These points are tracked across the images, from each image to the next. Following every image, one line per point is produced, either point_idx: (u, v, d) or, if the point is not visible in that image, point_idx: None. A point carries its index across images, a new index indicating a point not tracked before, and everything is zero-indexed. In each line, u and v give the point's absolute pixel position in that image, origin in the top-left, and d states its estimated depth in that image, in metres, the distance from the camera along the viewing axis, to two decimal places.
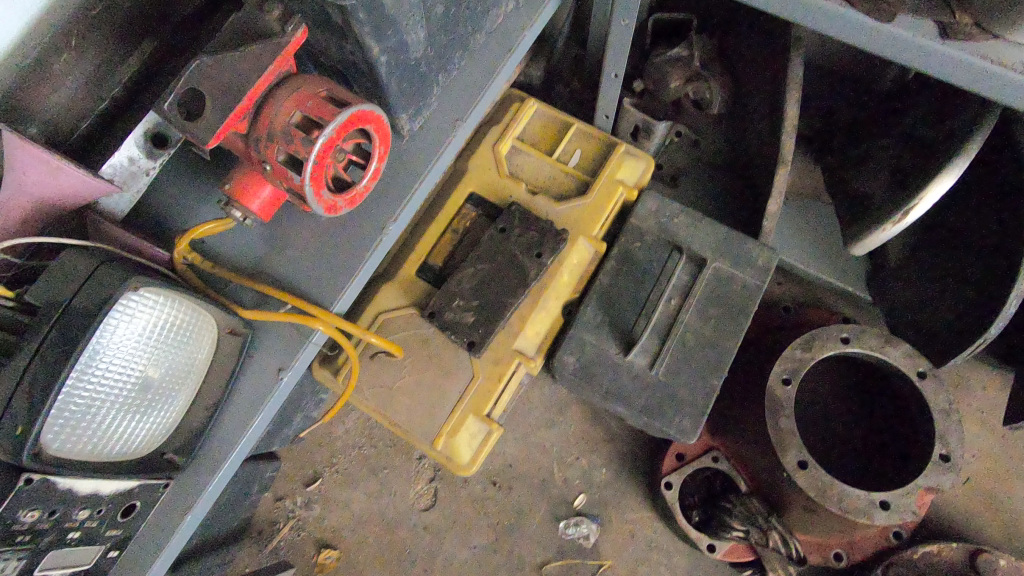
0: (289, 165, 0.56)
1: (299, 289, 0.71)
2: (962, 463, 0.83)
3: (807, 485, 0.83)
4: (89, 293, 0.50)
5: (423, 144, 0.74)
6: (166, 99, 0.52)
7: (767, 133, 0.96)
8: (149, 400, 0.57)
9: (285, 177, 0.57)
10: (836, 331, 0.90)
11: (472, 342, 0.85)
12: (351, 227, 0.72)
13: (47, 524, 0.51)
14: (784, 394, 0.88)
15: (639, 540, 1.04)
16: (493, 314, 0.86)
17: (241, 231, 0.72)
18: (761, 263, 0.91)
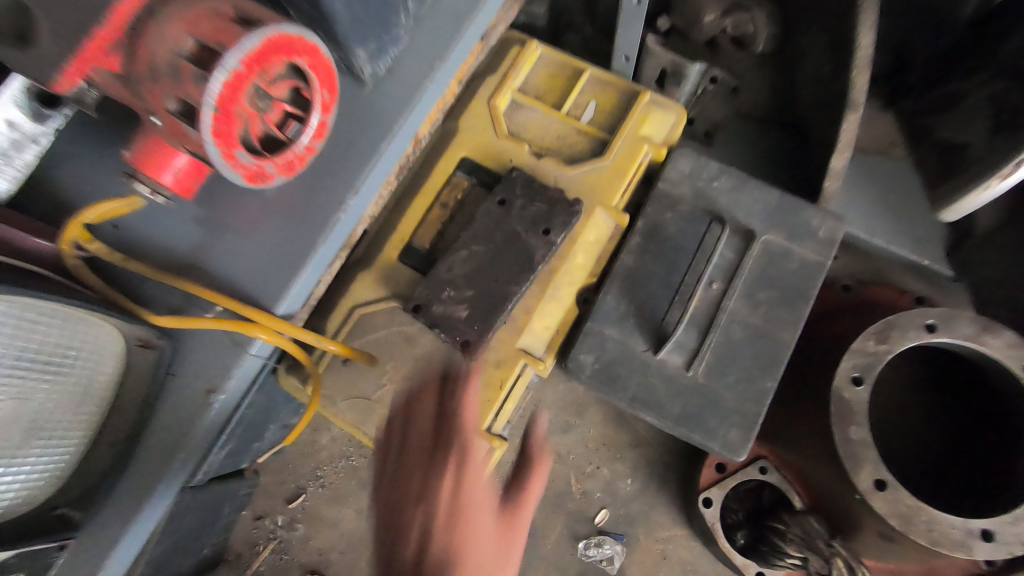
0: (183, 117, 0.43)
1: (239, 285, 0.56)
2: None
3: (887, 511, 0.67)
4: None
5: (392, 92, 0.57)
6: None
7: (830, 71, 0.76)
8: (30, 435, 0.46)
9: (181, 133, 0.44)
10: (919, 317, 0.72)
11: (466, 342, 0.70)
12: (303, 205, 0.56)
13: None
14: (855, 397, 0.71)
15: (672, 561, 0.89)
16: (493, 306, 0.70)
17: (163, 213, 0.56)
18: (824, 234, 0.74)
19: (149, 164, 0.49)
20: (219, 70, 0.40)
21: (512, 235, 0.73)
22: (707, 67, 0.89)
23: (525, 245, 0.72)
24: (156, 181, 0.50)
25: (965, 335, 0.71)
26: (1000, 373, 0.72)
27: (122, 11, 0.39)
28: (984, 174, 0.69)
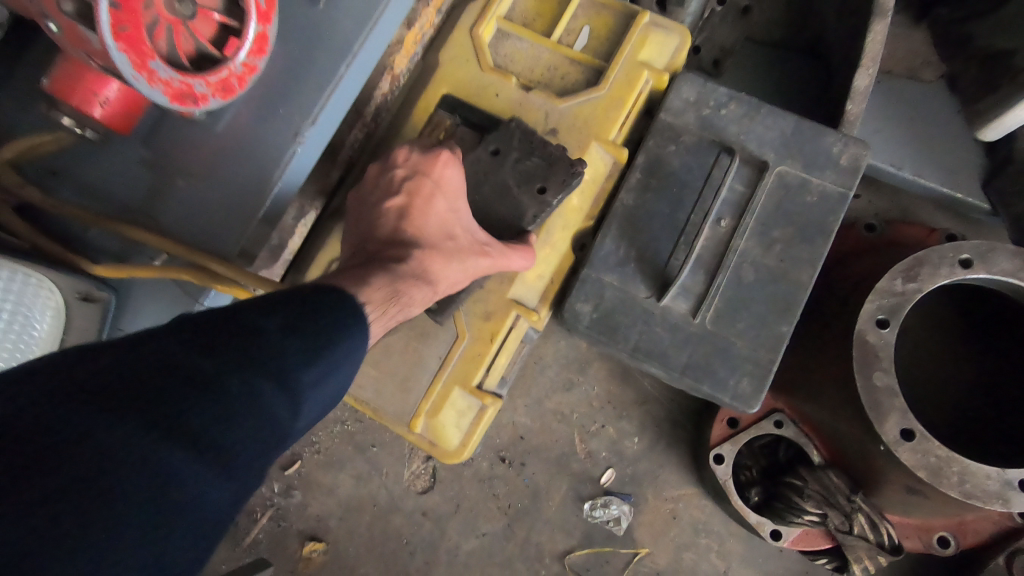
0: (80, 20, 0.39)
1: (195, 232, 0.51)
2: None
3: (914, 463, 0.61)
4: None
5: (348, 10, 0.52)
6: None
7: None
8: None
9: (84, 41, 0.39)
10: (952, 252, 0.65)
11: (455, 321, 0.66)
12: (257, 138, 0.51)
13: None
14: (881, 341, 0.64)
15: (684, 522, 0.85)
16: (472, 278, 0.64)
17: (104, 155, 0.51)
18: (846, 163, 0.66)
19: (71, 94, 0.44)
20: None
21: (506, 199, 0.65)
22: None
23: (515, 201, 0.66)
24: (83, 112, 0.45)
25: (1005, 269, 0.64)
26: None
27: None
28: None
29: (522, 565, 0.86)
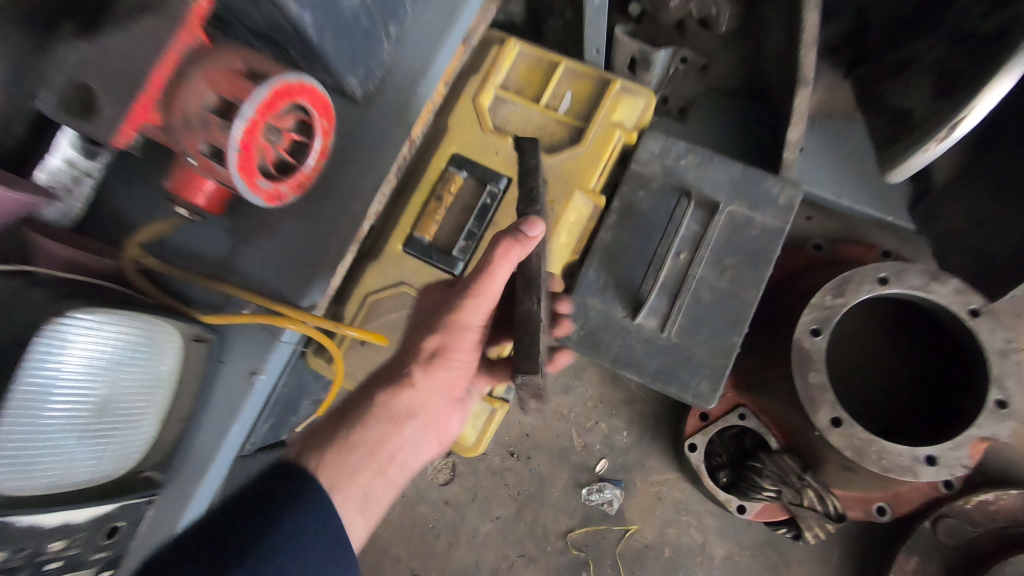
0: (214, 158, 0.52)
1: (270, 286, 0.66)
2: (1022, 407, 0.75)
3: (843, 445, 0.76)
4: (23, 320, 0.48)
5: (381, 109, 0.66)
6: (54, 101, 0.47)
7: (787, 47, 0.82)
8: (115, 426, 0.54)
9: (213, 170, 0.53)
10: (872, 272, 0.80)
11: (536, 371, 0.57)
12: (317, 210, 0.66)
13: (20, 562, 0.49)
14: (814, 347, 0.79)
15: (668, 502, 0.99)
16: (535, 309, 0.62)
17: (198, 229, 0.67)
18: (783, 201, 0.81)
19: (184, 188, 0.60)
20: (239, 121, 0.49)
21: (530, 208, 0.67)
22: (676, 49, 0.94)
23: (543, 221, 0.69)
24: (192, 203, 0.61)
25: (914, 285, 0.79)
26: (948, 317, 0.80)
27: (155, 75, 0.47)
28: (924, 138, 0.73)
29: (531, 544, 1.01)
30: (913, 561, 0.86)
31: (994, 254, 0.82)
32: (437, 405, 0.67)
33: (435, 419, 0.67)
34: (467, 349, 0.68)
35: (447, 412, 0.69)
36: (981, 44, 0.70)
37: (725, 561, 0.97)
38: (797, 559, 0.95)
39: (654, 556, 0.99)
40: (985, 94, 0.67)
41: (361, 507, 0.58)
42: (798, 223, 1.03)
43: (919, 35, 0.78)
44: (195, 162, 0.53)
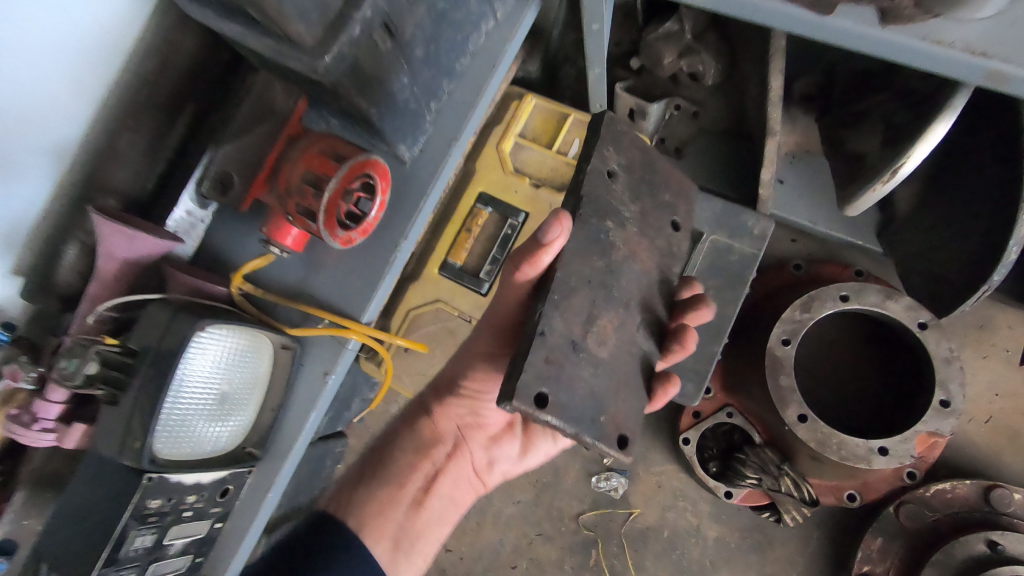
0: (306, 216, 0.70)
1: (336, 304, 0.81)
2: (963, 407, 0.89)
3: (807, 437, 0.90)
4: (173, 336, 0.65)
5: (425, 167, 0.83)
6: (204, 180, 0.71)
7: (761, 101, 0.96)
8: (226, 410, 0.73)
9: (306, 225, 0.71)
10: (834, 291, 0.95)
11: (540, 397, 0.56)
12: (369, 249, 0.81)
13: (168, 508, 0.67)
14: (784, 354, 0.94)
15: (667, 490, 1.14)
16: (566, 324, 0.61)
17: (280, 264, 0.83)
18: (757, 232, 0.96)
19: (277, 233, 0.75)
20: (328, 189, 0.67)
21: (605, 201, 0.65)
22: (671, 97, 1.09)
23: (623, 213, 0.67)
24: (279, 244, 0.75)
25: (872, 302, 0.94)
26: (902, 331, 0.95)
27: (270, 158, 0.71)
28: (872, 180, 0.86)
29: (548, 525, 1.16)
30: (878, 541, 0.99)
31: (946, 277, 0.92)
32: (464, 435, 0.81)
33: (462, 451, 0.81)
34: (492, 386, 0.77)
35: (477, 444, 0.81)
36: (917, 99, 0.83)
37: (716, 542, 1.11)
38: (780, 540, 1.09)
39: (655, 536, 1.13)
40: (919, 145, 0.79)
41: (397, 543, 0.74)
42: (783, 244, 1.17)
43: (873, 89, 0.91)
44: (292, 219, 0.71)
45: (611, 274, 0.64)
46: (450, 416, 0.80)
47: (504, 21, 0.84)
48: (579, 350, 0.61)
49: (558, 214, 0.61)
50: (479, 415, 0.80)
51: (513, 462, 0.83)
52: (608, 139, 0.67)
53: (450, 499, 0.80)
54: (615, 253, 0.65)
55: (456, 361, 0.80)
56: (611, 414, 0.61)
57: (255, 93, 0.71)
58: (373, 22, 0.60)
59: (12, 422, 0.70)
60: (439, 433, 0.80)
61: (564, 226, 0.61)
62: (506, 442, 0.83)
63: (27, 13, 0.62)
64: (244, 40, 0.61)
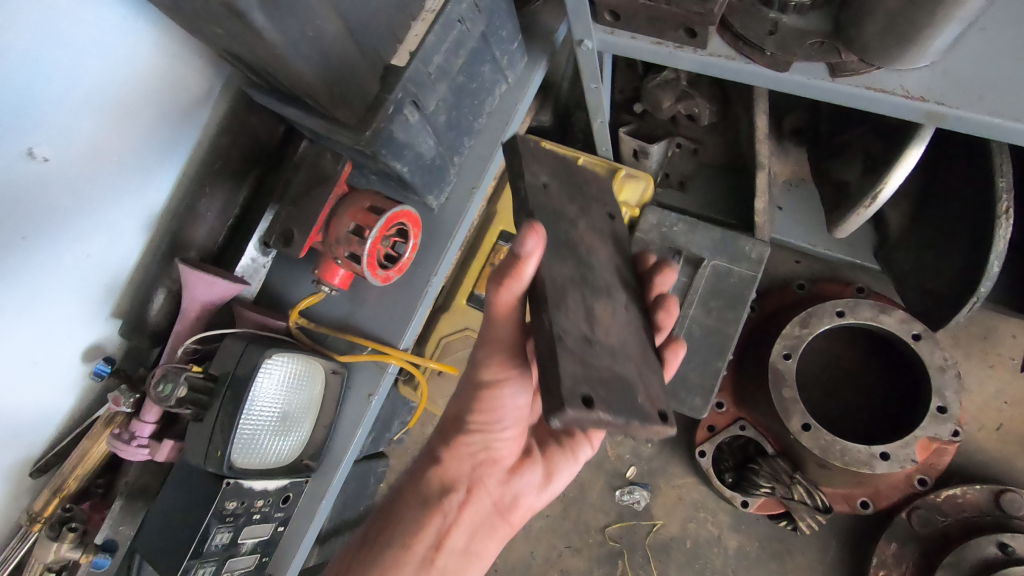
0: (352, 260, 0.84)
1: (377, 334, 0.93)
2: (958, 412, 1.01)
3: (812, 444, 1.01)
4: (247, 362, 0.78)
5: (450, 213, 0.95)
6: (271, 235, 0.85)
7: (750, 138, 1.06)
8: (287, 426, 0.84)
9: (352, 266, 0.84)
10: (830, 308, 1.08)
11: (587, 399, 0.57)
12: (405, 285, 0.94)
13: (241, 509, 0.80)
14: (786, 367, 1.06)
15: (687, 501, 1.20)
16: (574, 322, 0.63)
17: (329, 302, 0.96)
18: (754, 256, 1.06)
19: (325, 275, 0.88)
20: (369, 237, 0.81)
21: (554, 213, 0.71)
22: (672, 137, 1.19)
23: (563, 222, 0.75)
24: (328, 284, 0.89)
25: (866, 316, 1.07)
26: (899, 340, 1.07)
27: (321, 216, 0.84)
28: (855, 205, 0.92)
29: (576, 537, 1.23)
30: (892, 546, 1.04)
31: (936, 289, 0.97)
32: (480, 473, 0.81)
33: (480, 490, 0.80)
34: (499, 414, 0.79)
35: (494, 479, 0.81)
36: (889, 132, 0.91)
37: (737, 551, 1.17)
38: (799, 548, 1.15)
39: (678, 546, 1.19)
40: (894, 171, 0.86)
41: None
42: (788, 266, 1.24)
43: (851, 124, 1.00)
44: (340, 262, 0.85)
45: (585, 270, 0.70)
46: (463, 459, 0.80)
47: (514, 84, 0.98)
48: (594, 343, 0.64)
49: (531, 226, 0.62)
50: (492, 448, 0.81)
51: (537, 490, 0.85)
52: (531, 158, 0.73)
53: (469, 550, 0.79)
54: (579, 251, 0.71)
55: (458, 400, 0.81)
56: (645, 394, 0.65)
57: (310, 159, 0.85)
58: (403, 101, 0.74)
59: (115, 439, 0.83)
60: (449, 481, 0.80)
61: (540, 236, 0.63)
62: (526, 471, 0.83)
63: (130, 109, 0.80)
64: (300, 121, 0.76)
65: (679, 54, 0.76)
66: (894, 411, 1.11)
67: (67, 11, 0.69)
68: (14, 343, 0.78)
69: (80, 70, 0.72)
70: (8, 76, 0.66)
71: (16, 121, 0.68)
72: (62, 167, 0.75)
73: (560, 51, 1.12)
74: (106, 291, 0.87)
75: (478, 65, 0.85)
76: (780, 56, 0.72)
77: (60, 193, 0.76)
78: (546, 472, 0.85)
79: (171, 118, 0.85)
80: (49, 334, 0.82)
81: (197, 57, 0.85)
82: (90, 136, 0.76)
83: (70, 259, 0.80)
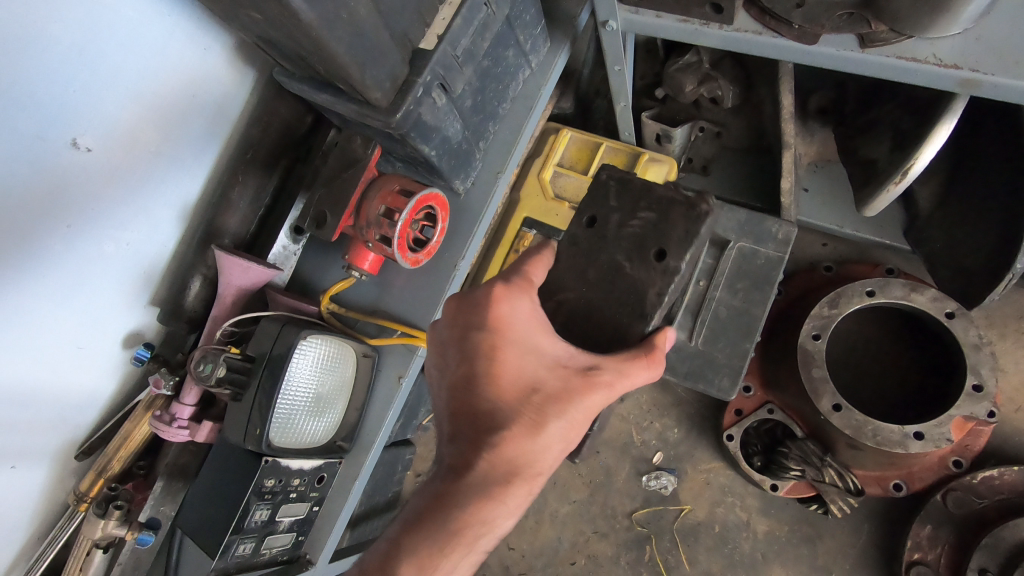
0: (383, 242, 0.86)
1: (407, 318, 0.95)
2: (994, 391, 0.99)
3: (843, 424, 1.00)
4: (283, 343, 0.80)
5: (476, 197, 0.97)
6: (305, 219, 0.87)
7: (776, 118, 1.05)
8: (322, 408, 0.86)
9: (382, 249, 0.86)
10: (860, 288, 1.07)
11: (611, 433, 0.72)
12: (432, 269, 0.95)
13: (278, 487, 0.82)
14: (815, 348, 1.05)
15: (715, 486, 1.20)
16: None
17: (359, 288, 0.98)
18: (781, 236, 1.05)
19: (356, 260, 0.90)
20: (399, 219, 0.82)
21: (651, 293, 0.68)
22: (695, 120, 1.18)
23: (631, 281, 0.68)
24: (358, 268, 0.90)
25: (897, 295, 1.05)
26: (933, 319, 1.05)
27: (352, 199, 0.85)
28: (885, 182, 0.90)
29: (603, 523, 1.23)
30: (927, 529, 1.04)
31: (969, 268, 0.95)
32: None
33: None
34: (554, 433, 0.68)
35: None
36: (919, 107, 0.90)
37: (766, 536, 1.17)
38: (829, 532, 1.15)
39: (706, 531, 1.19)
40: (926, 145, 0.84)
41: None
42: (815, 249, 1.23)
43: (880, 100, 0.98)
44: (371, 245, 0.87)
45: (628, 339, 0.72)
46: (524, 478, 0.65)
47: (537, 69, 0.99)
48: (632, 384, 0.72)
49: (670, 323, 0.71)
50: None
51: None
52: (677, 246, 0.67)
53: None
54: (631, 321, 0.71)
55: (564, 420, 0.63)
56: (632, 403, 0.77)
57: (341, 145, 0.87)
58: (431, 84, 0.76)
59: (155, 420, 0.85)
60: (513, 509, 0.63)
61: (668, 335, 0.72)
62: None
63: (165, 99, 0.82)
64: (332, 106, 0.77)
65: (706, 30, 0.76)
66: (927, 394, 1.10)
67: (108, 4, 0.71)
68: (60, 328, 0.81)
69: (119, 61, 0.74)
70: (52, 67, 0.68)
71: (62, 111, 0.71)
72: (103, 157, 0.77)
73: (582, 37, 1.12)
74: (144, 278, 0.90)
75: (503, 49, 0.86)
76: (808, 28, 0.71)
77: (102, 182, 0.78)
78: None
79: (203, 109, 0.88)
80: (92, 320, 0.85)
81: (226, 48, 0.87)
82: (129, 126, 0.79)
83: (112, 247, 0.83)
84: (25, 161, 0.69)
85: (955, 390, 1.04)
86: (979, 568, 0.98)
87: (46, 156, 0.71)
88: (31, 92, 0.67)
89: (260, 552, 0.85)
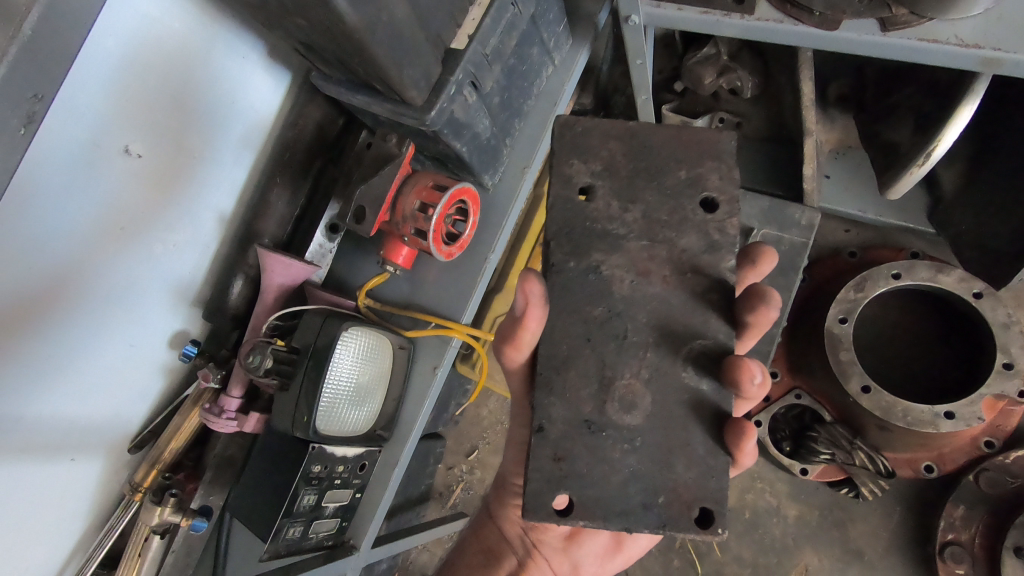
0: (420, 236, 0.90)
1: (440, 310, 0.98)
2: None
3: (873, 406, 1.02)
4: (327, 333, 0.83)
5: (504, 191, 1.00)
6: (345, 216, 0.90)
7: (796, 105, 1.06)
8: (362, 396, 0.89)
9: (419, 243, 0.91)
10: (887, 272, 1.08)
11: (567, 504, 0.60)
12: (463, 263, 0.98)
13: (324, 473, 0.87)
14: (842, 331, 1.06)
15: (744, 473, 1.21)
16: (572, 408, 0.62)
17: (393, 283, 1.01)
18: (805, 223, 1.06)
19: (390, 254, 0.94)
20: (433, 213, 0.86)
21: (587, 227, 0.65)
22: (715, 111, 1.21)
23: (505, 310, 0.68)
24: (393, 262, 0.94)
25: (923, 277, 1.06)
26: (959, 300, 1.07)
27: (388, 196, 0.88)
28: (909, 164, 0.91)
29: None
30: (960, 509, 1.07)
31: (997, 249, 0.96)
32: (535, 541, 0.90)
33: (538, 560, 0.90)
34: None
35: (551, 546, 0.90)
36: (942, 90, 0.91)
37: (797, 520, 1.18)
38: (861, 515, 1.16)
39: (737, 517, 1.20)
40: (948, 128, 0.85)
41: None
42: (838, 236, 1.24)
43: (902, 85, 0.99)
44: (407, 239, 0.91)
45: (614, 318, 0.64)
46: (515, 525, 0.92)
47: (559, 66, 1.01)
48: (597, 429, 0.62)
49: (532, 296, 0.63)
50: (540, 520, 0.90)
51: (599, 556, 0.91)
52: (572, 151, 0.67)
53: None
54: (618, 291, 0.64)
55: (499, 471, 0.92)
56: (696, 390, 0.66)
57: (374, 143, 0.90)
58: (463, 82, 0.79)
59: (205, 412, 0.88)
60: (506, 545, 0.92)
61: (537, 296, 0.63)
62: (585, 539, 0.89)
63: (205, 106, 0.86)
64: (367, 107, 0.81)
65: (727, 21, 0.78)
66: (955, 377, 1.11)
67: (156, 17, 0.74)
68: (114, 326, 0.85)
69: (165, 72, 0.78)
70: (108, 79, 0.72)
71: (116, 121, 0.75)
72: (150, 162, 0.81)
73: (602, 34, 1.14)
74: (188, 276, 0.94)
75: (528, 47, 0.89)
76: (829, 13, 0.73)
77: (151, 187, 0.82)
78: (611, 542, 0.90)
79: (240, 113, 0.92)
80: (142, 318, 0.89)
81: (259, 54, 0.91)
82: (174, 133, 0.83)
83: (160, 249, 0.87)
84: (82, 168, 0.72)
85: (986, 367, 1.05)
86: (1015, 545, 1.01)
87: (103, 164, 0.75)
88: (89, 103, 0.70)
89: (308, 535, 0.89)
